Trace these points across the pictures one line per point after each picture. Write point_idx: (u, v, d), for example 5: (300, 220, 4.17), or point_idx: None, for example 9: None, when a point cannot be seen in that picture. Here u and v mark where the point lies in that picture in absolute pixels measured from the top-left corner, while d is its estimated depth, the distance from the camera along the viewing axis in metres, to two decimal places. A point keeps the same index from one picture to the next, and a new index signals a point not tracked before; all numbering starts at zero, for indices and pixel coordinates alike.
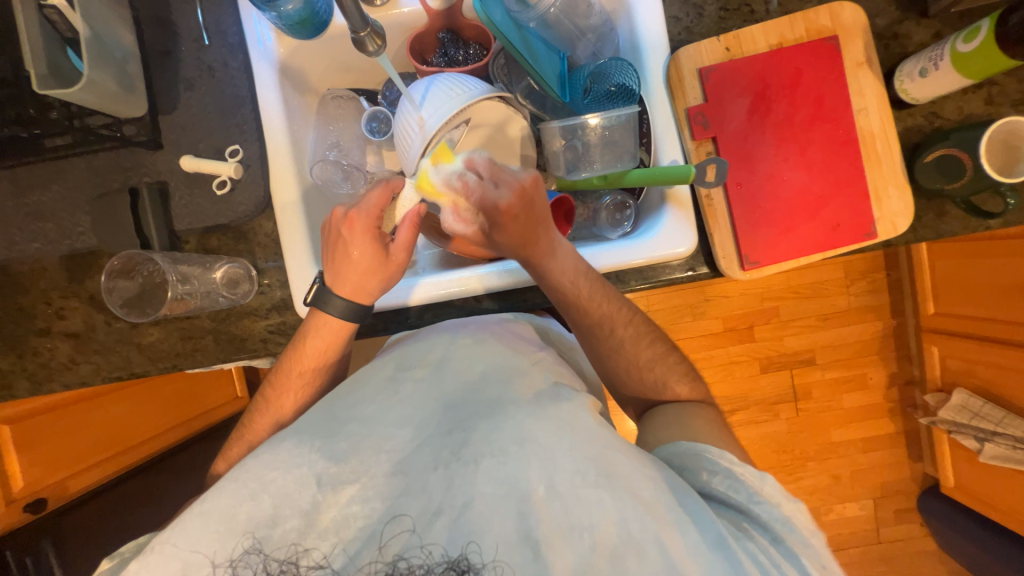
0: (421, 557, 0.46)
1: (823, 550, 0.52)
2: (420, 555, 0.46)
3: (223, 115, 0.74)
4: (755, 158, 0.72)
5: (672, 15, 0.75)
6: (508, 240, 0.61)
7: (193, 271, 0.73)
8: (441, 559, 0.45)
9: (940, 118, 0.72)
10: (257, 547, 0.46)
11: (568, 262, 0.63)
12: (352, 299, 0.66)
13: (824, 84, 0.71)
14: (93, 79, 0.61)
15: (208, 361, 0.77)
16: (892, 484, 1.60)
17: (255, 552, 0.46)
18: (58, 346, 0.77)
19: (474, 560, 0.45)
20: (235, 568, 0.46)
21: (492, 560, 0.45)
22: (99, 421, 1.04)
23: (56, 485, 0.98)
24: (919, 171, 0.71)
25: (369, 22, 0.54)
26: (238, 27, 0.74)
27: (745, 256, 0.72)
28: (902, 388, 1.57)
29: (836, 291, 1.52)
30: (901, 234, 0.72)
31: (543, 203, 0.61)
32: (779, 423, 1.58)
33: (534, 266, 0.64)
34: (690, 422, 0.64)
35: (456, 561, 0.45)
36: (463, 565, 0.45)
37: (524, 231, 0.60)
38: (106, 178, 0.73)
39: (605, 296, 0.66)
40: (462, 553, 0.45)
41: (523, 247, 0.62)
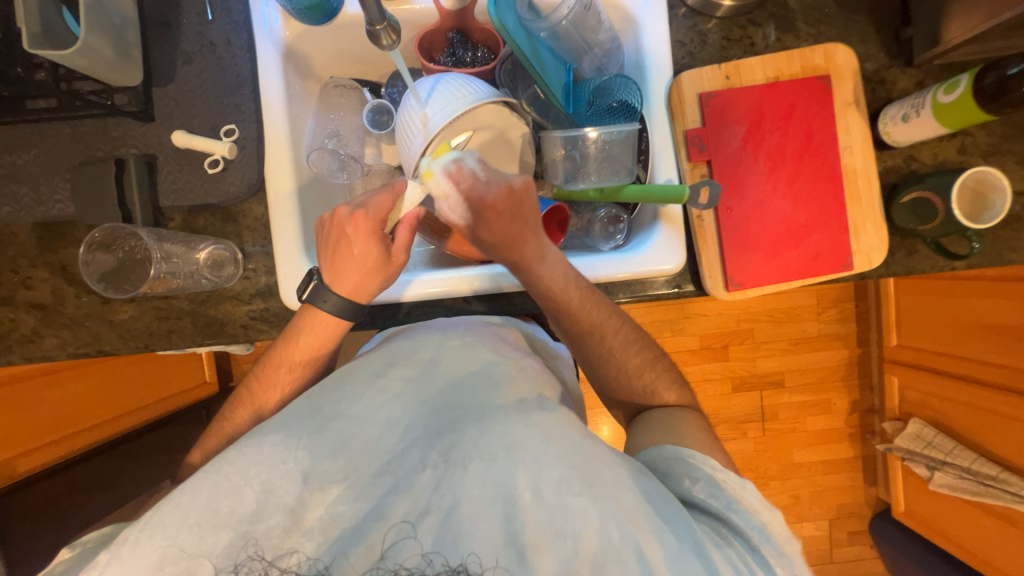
0: (420, 556, 0.45)
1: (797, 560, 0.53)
2: (418, 561, 0.45)
3: (222, 94, 0.72)
4: (745, 184, 0.75)
5: (677, 40, 0.78)
6: (494, 236, 0.64)
7: (177, 250, 0.71)
8: (440, 566, 0.44)
9: (917, 162, 0.76)
10: (258, 553, 0.45)
11: (556, 266, 0.66)
12: (351, 297, 0.66)
13: (815, 120, 0.75)
14: (91, 45, 0.59)
15: (182, 343, 0.74)
16: (849, 506, 1.67)
17: (258, 558, 0.45)
18: (22, 318, 0.73)
19: (472, 566, 0.44)
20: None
21: (490, 566, 0.44)
22: (54, 401, 1.01)
23: (5, 463, 0.92)
24: (895, 210, 0.75)
25: (386, 16, 0.52)
26: (244, 5, 0.72)
27: (730, 277, 0.74)
28: (863, 415, 1.64)
29: (809, 317, 1.58)
30: (876, 269, 0.76)
31: (529, 207, 0.65)
32: (747, 442, 1.62)
33: (522, 269, 0.66)
34: (678, 427, 0.65)
35: (455, 569, 0.44)
36: (461, 572, 0.44)
37: (509, 230, 0.64)
38: (90, 147, 0.70)
39: (595, 302, 0.68)
40: (461, 561, 0.44)
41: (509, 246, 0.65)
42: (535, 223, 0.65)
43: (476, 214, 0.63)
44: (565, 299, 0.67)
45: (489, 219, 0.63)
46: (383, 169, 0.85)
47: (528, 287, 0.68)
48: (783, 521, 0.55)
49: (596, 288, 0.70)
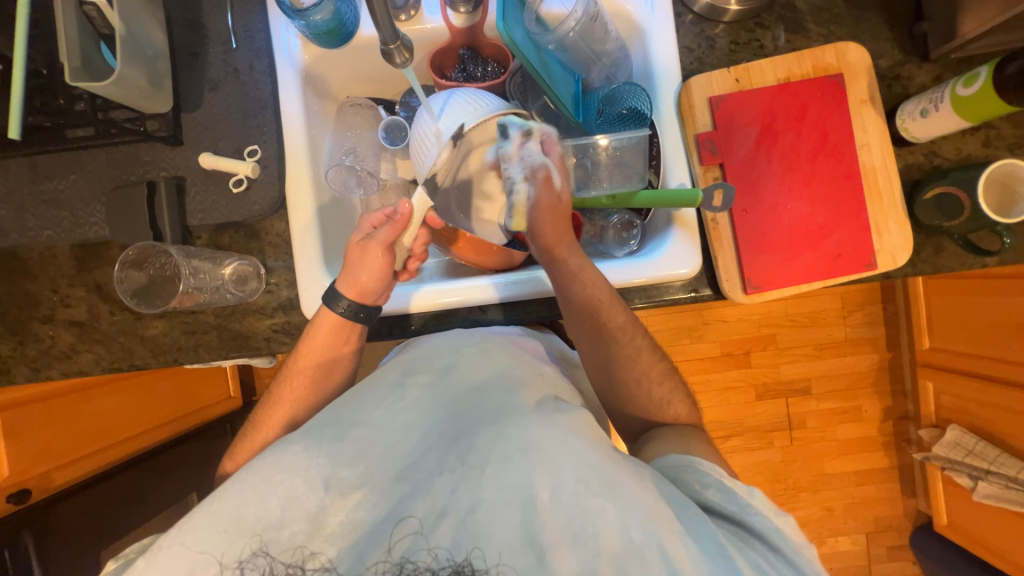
0: (429, 554, 0.45)
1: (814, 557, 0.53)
2: (426, 557, 0.45)
3: (246, 116, 0.75)
4: (760, 186, 0.74)
5: (685, 46, 0.78)
6: (535, 221, 0.68)
7: (204, 266, 0.74)
8: (445, 562, 0.45)
9: (939, 157, 0.74)
10: (264, 549, 0.46)
11: (583, 262, 0.68)
12: (357, 298, 0.68)
13: (830, 119, 0.74)
14: (124, 75, 0.62)
15: (209, 356, 0.77)
16: (886, 519, 1.59)
17: (262, 553, 0.45)
18: (60, 335, 0.77)
19: (478, 564, 0.44)
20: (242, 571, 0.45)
21: (497, 565, 0.44)
22: (91, 414, 1.05)
23: (41, 476, 0.95)
24: (918, 207, 0.73)
25: (399, 35, 0.54)
26: (265, 32, 0.76)
27: (748, 280, 0.73)
28: (897, 423, 1.57)
29: (834, 321, 1.53)
30: (901, 267, 0.74)
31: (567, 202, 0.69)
32: (774, 451, 1.57)
33: (557, 265, 0.68)
34: (688, 438, 0.64)
35: (461, 565, 0.44)
36: (468, 569, 0.44)
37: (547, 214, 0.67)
38: (125, 171, 0.74)
39: (610, 303, 0.67)
40: (468, 557, 0.45)
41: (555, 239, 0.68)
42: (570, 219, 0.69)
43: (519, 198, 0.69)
44: (585, 302, 0.67)
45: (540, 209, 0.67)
46: (399, 183, 0.87)
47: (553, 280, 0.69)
48: (795, 526, 0.54)
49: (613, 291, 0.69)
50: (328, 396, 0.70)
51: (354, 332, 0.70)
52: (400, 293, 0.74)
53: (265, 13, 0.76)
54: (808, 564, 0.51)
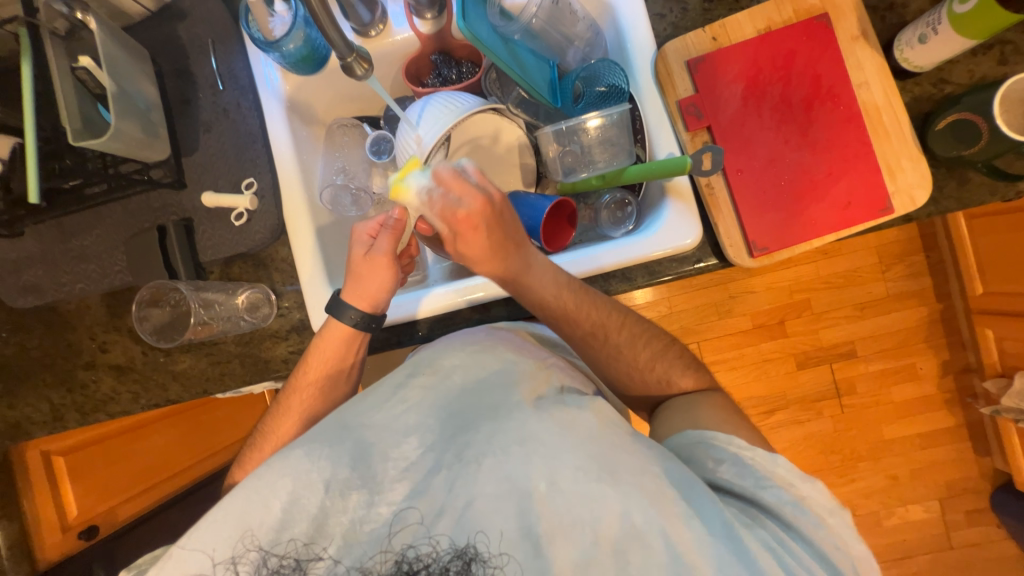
0: (432, 548, 0.47)
1: (847, 521, 0.52)
2: (429, 544, 0.48)
3: (239, 152, 0.79)
4: (753, 143, 0.71)
5: (657, 13, 0.76)
6: (479, 253, 0.61)
7: (217, 297, 0.78)
8: (449, 549, 0.47)
9: (949, 84, 0.69)
10: (255, 545, 0.49)
11: (544, 273, 0.64)
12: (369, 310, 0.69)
13: (819, 63, 0.70)
14: (120, 128, 0.66)
15: (235, 384, 0.81)
16: (959, 482, 1.47)
17: (254, 549, 0.49)
18: (102, 378, 0.82)
19: (482, 549, 0.46)
20: (236, 566, 0.48)
21: (499, 551, 0.46)
22: (144, 452, 1.12)
23: (106, 513, 1.06)
24: (932, 139, 0.68)
25: (354, 47, 0.57)
26: (247, 69, 0.79)
27: (753, 243, 0.70)
28: (957, 376, 1.46)
29: (870, 277, 1.44)
30: (922, 207, 0.69)
31: (504, 220, 0.61)
32: (823, 421, 1.49)
33: (511, 283, 0.64)
34: (697, 411, 0.63)
35: (463, 550, 0.47)
36: (471, 553, 0.47)
37: (488, 244, 0.61)
38: (139, 220, 0.79)
39: (592, 304, 0.66)
40: (469, 543, 0.47)
41: (491, 263, 0.62)
42: (518, 235, 0.63)
43: (456, 235, 0.61)
44: (563, 304, 0.65)
45: (465, 235, 0.60)
46: (393, 196, 0.85)
47: (518, 296, 0.66)
48: (825, 491, 0.53)
49: (588, 286, 0.69)
50: (334, 404, 0.72)
51: (359, 344, 0.71)
52: (405, 300, 0.75)
53: (245, 51, 0.79)
54: (830, 539, 0.50)
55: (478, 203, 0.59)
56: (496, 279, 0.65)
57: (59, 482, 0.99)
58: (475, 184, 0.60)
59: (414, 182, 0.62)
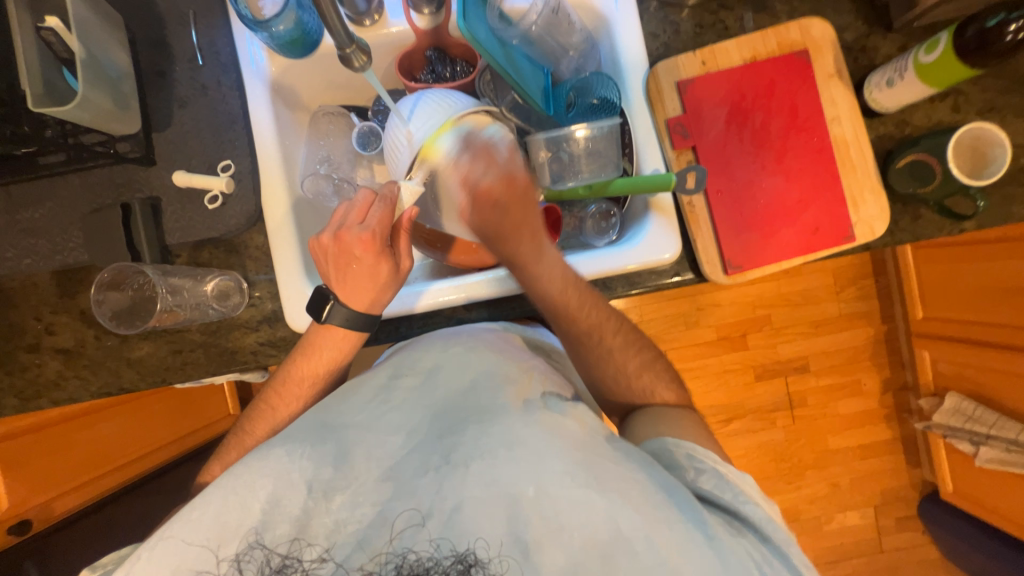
0: (429, 543, 0.47)
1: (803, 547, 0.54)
2: (428, 548, 0.47)
3: (217, 131, 0.75)
4: (733, 166, 0.74)
5: (650, 32, 0.78)
6: (492, 226, 0.63)
7: (183, 284, 0.74)
8: (448, 552, 0.47)
9: (910, 126, 0.74)
10: (258, 541, 0.48)
11: (554, 266, 0.66)
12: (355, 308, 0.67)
13: (797, 95, 0.74)
14: (89, 98, 0.62)
15: (197, 374, 0.77)
16: (892, 491, 1.60)
17: (257, 545, 0.48)
18: (47, 363, 0.76)
19: (481, 554, 0.47)
20: (239, 564, 0.47)
21: (498, 554, 0.47)
22: (90, 442, 1.05)
23: (43, 506, 0.96)
24: (892, 175, 0.73)
25: (354, 38, 0.55)
26: (231, 46, 0.76)
27: (728, 261, 0.74)
28: (897, 394, 1.58)
29: (827, 297, 1.53)
30: (879, 237, 0.74)
31: (526, 200, 0.64)
32: (776, 431, 1.58)
33: (520, 268, 0.67)
34: (669, 422, 0.65)
35: (463, 555, 0.47)
36: (471, 558, 0.47)
37: (503, 220, 0.63)
38: (99, 195, 0.73)
39: (592, 305, 0.68)
40: (468, 548, 0.47)
41: (503, 243, 0.65)
42: (539, 223, 0.65)
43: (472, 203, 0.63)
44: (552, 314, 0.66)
45: (481, 208, 0.63)
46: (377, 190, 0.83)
47: (528, 287, 0.68)
48: (781, 517, 0.56)
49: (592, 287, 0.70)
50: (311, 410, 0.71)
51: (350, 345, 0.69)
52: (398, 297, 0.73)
53: (229, 26, 0.75)
54: (797, 556, 0.52)
55: (502, 189, 0.62)
56: (504, 257, 0.67)
57: None
58: (503, 161, 0.64)
59: (444, 144, 0.68)
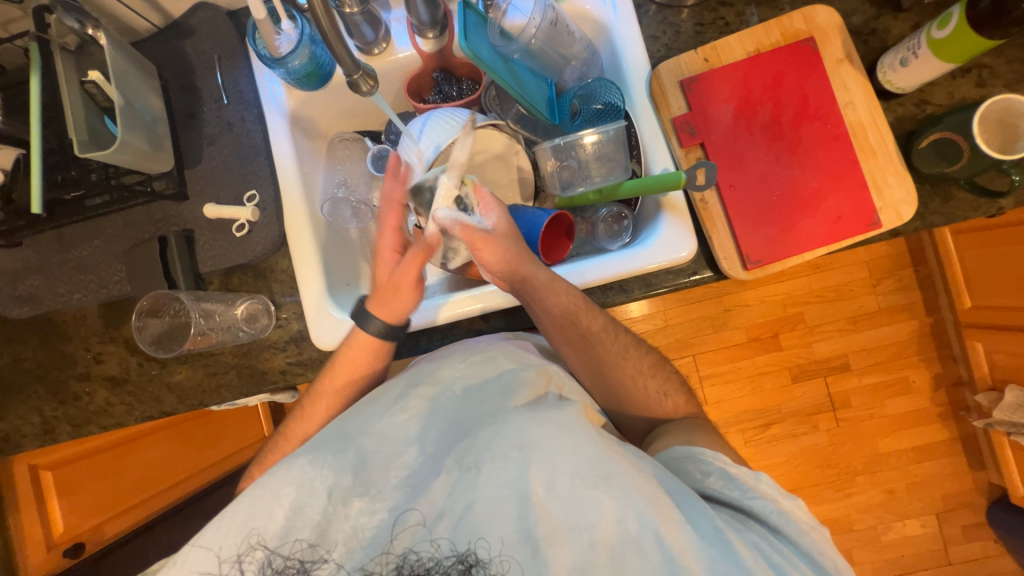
0: (432, 546, 0.48)
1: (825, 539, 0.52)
2: (429, 548, 0.48)
3: (242, 164, 0.80)
4: (745, 160, 0.73)
5: (650, 35, 0.79)
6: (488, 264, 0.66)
7: (216, 308, 0.78)
8: (449, 552, 0.48)
9: (931, 105, 0.72)
10: (261, 543, 0.49)
11: (556, 290, 0.65)
12: (388, 320, 0.69)
13: (807, 83, 0.73)
14: (127, 141, 0.67)
15: (231, 396, 0.80)
16: (955, 496, 1.48)
17: (261, 549, 0.49)
18: (96, 390, 0.81)
19: (482, 554, 0.47)
20: (240, 564, 0.48)
21: (500, 554, 0.47)
22: (138, 465, 1.11)
23: (92, 529, 1.03)
24: (916, 157, 0.71)
25: (360, 65, 0.59)
26: (253, 84, 0.81)
27: (747, 256, 0.72)
28: (950, 390, 1.47)
29: (862, 291, 1.47)
30: (908, 222, 0.71)
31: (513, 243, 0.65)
32: (819, 435, 1.49)
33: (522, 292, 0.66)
34: (694, 432, 0.63)
35: (464, 555, 0.47)
36: (472, 558, 0.47)
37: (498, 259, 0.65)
38: (139, 231, 0.79)
39: (585, 311, 0.66)
40: (470, 548, 0.47)
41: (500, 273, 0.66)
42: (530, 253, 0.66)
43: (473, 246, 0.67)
44: (569, 319, 0.65)
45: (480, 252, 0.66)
46: None
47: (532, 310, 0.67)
48: (805, 510, 0.54)
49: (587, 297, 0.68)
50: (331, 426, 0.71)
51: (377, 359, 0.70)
52: (422, 308, 0.75)
53: (250, 67, 0.81)
54: (812, 546, 0.51)
55: (504, 221, 0.66)
56: (512, 285, 0.66)
57: (47, 495, 0.97)
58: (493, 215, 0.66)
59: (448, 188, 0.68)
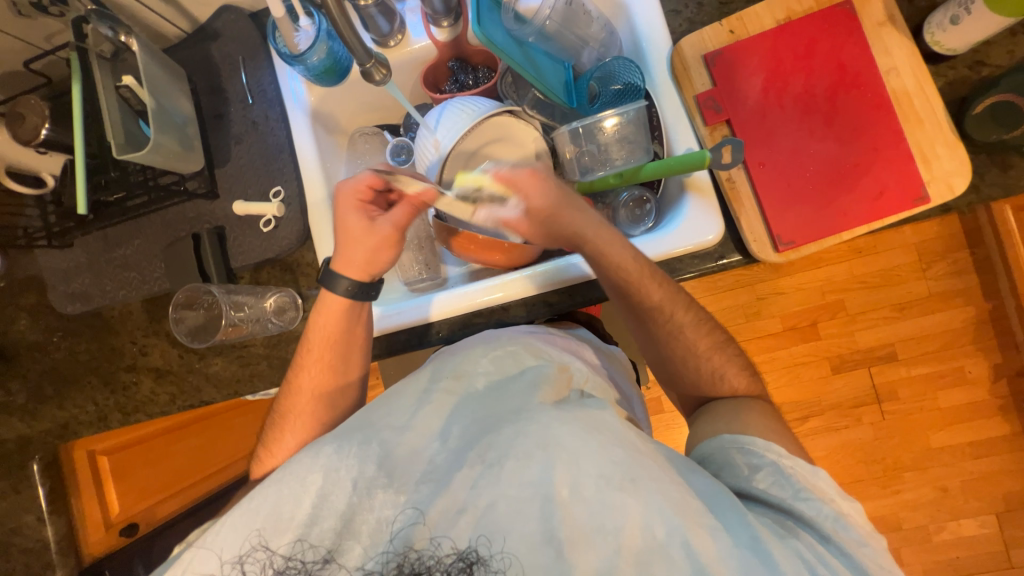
0: (452, 551, 0.48)
1: (881, 550, 0.49)
2: (432, 548, 0.48)
3: (268, 162, 0.82)
4: (775, 135, 0.69)
5: (672, 9, 0.75)
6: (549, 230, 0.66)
7: (246, 300, 0.81)
8: (452, 552, 0.48)
9: (988, 66, 0.65)
10: (263, 544, 0.50)
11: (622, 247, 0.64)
12: (360, 278, 0.71)
13: (844, 50, 0.68)
14: (160, 142, 0.71)
15: (263, 385, 0.83)
16: (1017, 495, 1.37)
17: (262, 549, 0.50)
18: (142, 380, 0.87)
19: (483, 552, 0.47)
20: (242, 565, 0.50)
21: (504, 552, 0.47)
22: (181, 453, 1.19)
23: (144, 510, 1.14)
24: (970, 125, 0.65)
25: (373, 54, 0.59)
26: (275, 83, 0.83)
27: (778, 237, 0.68)
28: (1012, 381, 1.36)
29: (911, 275, 1.37)
30: (961, 196, 0.65)
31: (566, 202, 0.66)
32: (862, 429, 1.42)
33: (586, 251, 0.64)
34: (741, 416, 0.61)
35: (466, 553, 0.48)
36: (473, 556, 0.47)
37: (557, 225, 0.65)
38: (176, 229, 0.83)
39: (638, 267, 0.63)
40: (472, 546, 0.48)
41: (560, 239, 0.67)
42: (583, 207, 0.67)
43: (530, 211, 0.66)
44: (629, 284, 0.63)
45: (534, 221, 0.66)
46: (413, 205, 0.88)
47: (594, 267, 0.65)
48: (861, 514, 0.51)
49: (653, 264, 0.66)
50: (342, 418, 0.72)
51: None
52: (411, 306, 0.76)
53: (272, 66, 0.83)
54: (866, 557, 0.48)
55: (538, 200, 0.64)
56: (574, 246, 0.66)
57: (104, 475, 1.07)
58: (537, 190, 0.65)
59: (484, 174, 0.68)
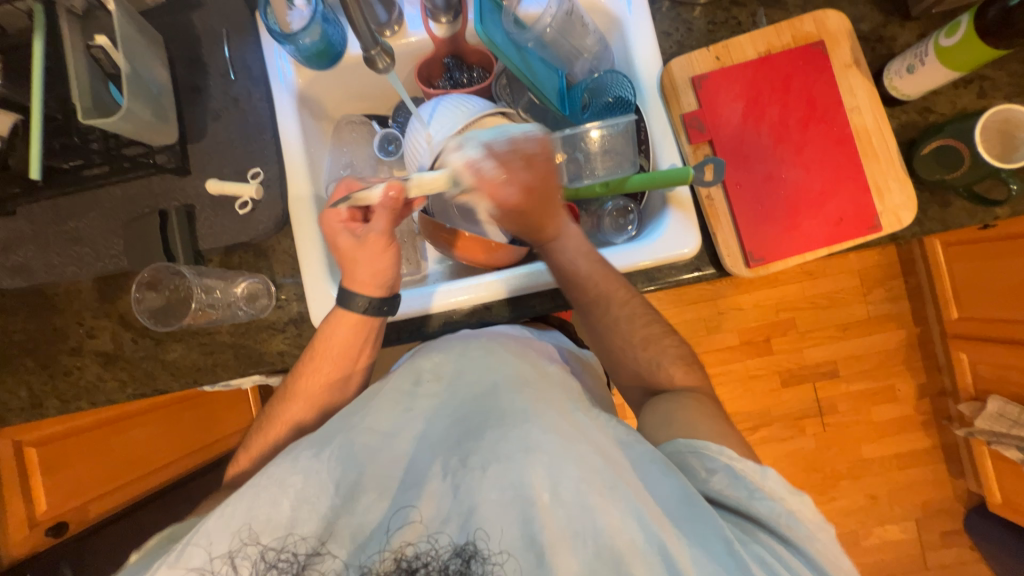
0: (435, 552, 0.47)
1: (829, 537, 0.52)
2: (430, 545, 0.48)
3: (247, 141, 0.79)
4: (751, 158, 0.74)
5: (663, 31, 0.79)
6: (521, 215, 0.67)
7: (216, 284, 0.78)
8: (450, 548, 0.47)
9: (934, 113, 0.73)
10: (257, 539, 0.48)
11: (576, 245, 0.70)
12: (370, 291, 0.69)
13: (816, 87, 0.74)
14: (132, 110, 0.66)
15: (227, 375, 0.79)
16: (934, 503, 1.51)
17: (254, 545, 0.48)
18: (88, 365, 0.80)
19: (482, 548, 0.47)
20: (234, 561, 0.47)
21: (501, 549, 0.46)
22: (124, 446, 1.08)
23: (76, 509, 1.00)
24: (917, 163, 0.72)
25: (380, 41, 0.58)
26: (261, 61, 0.80)
27: (750, 253, 0.73)
28: (935, 399, 1.51)
29: (854, 298, 1.49)
30: (908, 228, 0.72)
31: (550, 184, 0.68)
32: (805, 439, 1.52)
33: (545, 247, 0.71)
34: (693, 412, 0.62)
35: (463, 547, 0.47)
36: (471, 552, 0.47)
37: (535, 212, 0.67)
38: (138, 205, 0.77)
39: (602, 274, 0.69)
40: (470, 543, 0.47)
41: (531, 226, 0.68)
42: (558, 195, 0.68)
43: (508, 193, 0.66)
44: (578, 277, 0.70)
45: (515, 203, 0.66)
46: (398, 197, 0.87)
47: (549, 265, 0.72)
48: (812, 506, 0.53)
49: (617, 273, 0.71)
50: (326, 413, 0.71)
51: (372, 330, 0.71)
52: (412, 297, 0.75)
53: (259, 43, 0.80)
54: (819, 550, 0.50)
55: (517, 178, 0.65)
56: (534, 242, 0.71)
57: (30, 472, 0.95)
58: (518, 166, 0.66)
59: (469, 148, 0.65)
